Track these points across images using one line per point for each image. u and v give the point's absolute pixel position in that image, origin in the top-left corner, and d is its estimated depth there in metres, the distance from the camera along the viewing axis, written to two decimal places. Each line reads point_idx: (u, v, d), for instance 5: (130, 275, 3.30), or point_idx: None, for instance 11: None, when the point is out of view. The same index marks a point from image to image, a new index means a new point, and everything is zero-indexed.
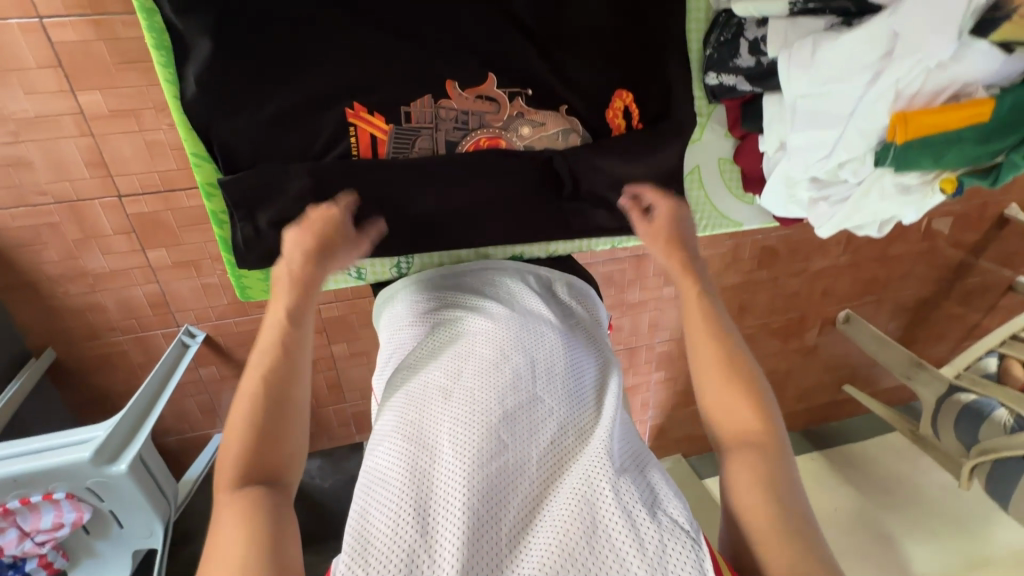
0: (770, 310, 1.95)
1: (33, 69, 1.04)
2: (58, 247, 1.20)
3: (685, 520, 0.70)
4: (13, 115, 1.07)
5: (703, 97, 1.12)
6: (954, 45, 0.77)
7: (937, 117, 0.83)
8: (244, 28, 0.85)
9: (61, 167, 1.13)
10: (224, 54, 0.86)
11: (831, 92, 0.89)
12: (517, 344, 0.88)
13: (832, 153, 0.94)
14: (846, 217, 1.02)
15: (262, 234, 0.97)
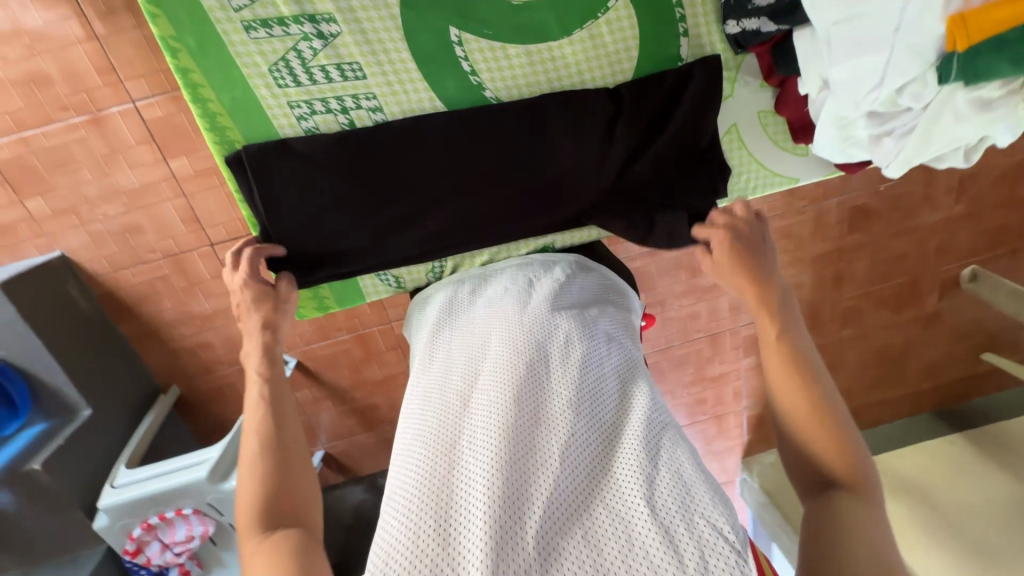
0: (872, 278, 1.73)
1: (134, 147, 1.22)
2: (171, 296, 1.38)
3: (729, 529, 0.64)
4: (123, 188, 1.25)
5: (726, 49, 1.05)
6: None
7: (1003, 9, 0.66)
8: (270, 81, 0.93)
9: (164, 227, 1.30)
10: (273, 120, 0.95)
11: (866, 11, 0.77)
12: (541, 347, 0.84)
13: (882, 81, 0.80)
14: (910, 158, 0.88)
15: (316, 259, 1.02)
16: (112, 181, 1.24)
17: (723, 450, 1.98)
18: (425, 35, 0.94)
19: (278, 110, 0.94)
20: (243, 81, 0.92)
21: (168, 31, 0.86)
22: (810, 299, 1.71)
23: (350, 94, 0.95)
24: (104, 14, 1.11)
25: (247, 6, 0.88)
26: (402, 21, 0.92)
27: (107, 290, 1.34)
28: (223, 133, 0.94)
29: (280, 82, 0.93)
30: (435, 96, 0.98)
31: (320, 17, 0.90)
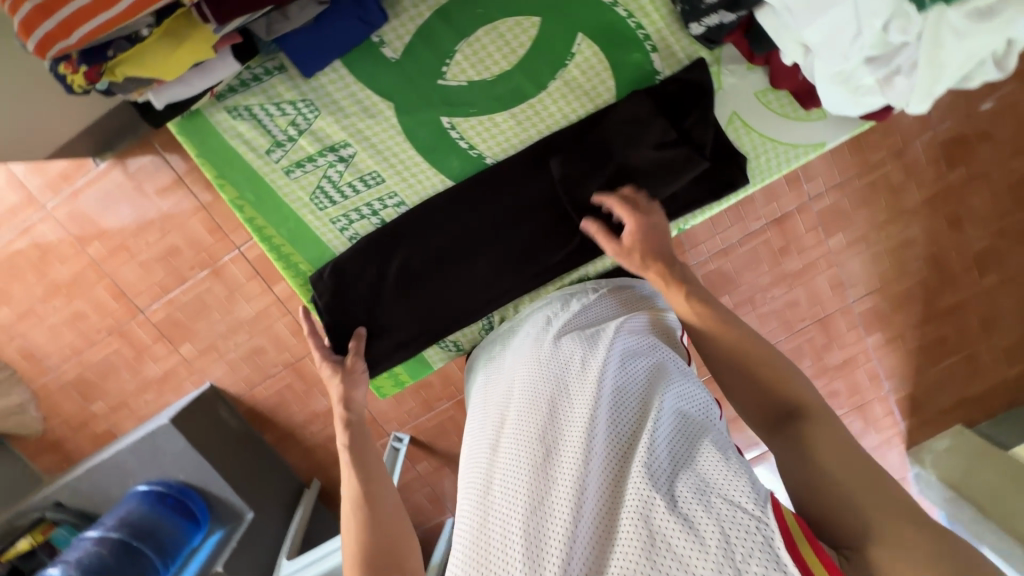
0: (1004, 210, 1.48)
1: (246, 283, 1.46)
2: (296, 400, 1.58)
3: (747, 499, 0.62)
4: (245, 319, 1.50)
5: (696, 46, 0.97)
6: None
7: None
8: (308, 212, 1.03)
9: (281, 342, 1.52)
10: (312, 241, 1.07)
11: None
12: (552, 374, 0.87)
13: (862, 29, 0.74)
14: (931, 89, 0.80)
15: (383, 348, 1.13)
16: (236, 314, 1.49)
17: (879, 445, 1.72)
18: (423, 130, 0.98)
19: (326, 229, 1.06)
20: (295, 212, 1.04)
21: (233, 192, 1.00)
22: (929, 253, 1.51)
23: (376, 199, 1.04)
24: (206, 185, 1.38)
25: (283, 154, 0.97)
26: (400, 128, 0.97)
27: (248, 406, 1.58)
28: (288, 260, 1.07)
29: (320, 205, 1.04)
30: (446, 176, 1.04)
31: (338, 145, 0.98)
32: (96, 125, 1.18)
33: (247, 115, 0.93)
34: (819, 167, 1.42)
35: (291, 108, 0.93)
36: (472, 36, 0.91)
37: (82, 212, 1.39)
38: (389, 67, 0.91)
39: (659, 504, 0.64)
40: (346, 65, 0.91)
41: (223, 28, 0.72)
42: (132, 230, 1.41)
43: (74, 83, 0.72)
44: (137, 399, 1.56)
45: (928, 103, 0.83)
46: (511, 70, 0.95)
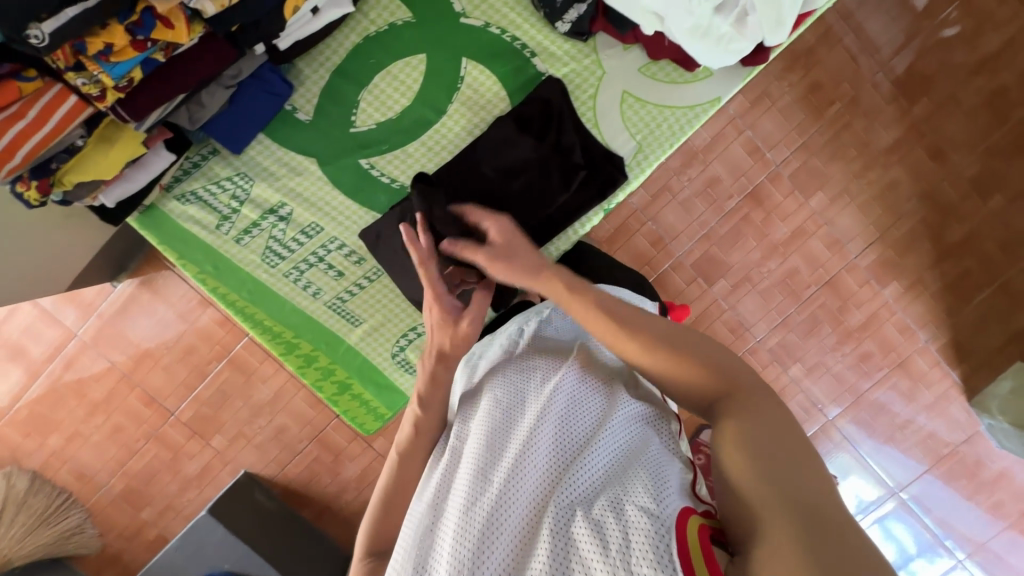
0: (985, 128, 1.42)
1: (260, 365, 1.55)
2: (326, 471, 1.61)
3: (659, 512, 0.58)
4: (265, 400, 1.57)
5: (571, 46, 0.96)
6: None
7: None
8: (257, 271, 1.02)
9: (301, 416, 1.58)
10: (250, 283, 1.02)
11: None
12: (510, 382, 0.78)
13: None
14: (780, 16, 0.82)
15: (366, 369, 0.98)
16: (256, 397, 1.57)
17: (938, 403, 1.57)
18: (348, 176, 0.98)
19: (281, 286, 1.03)
20: (250, 275, 1.02)
21: (195, 267, 1.00)
22: (918, 190, 1.45)
23: (321, 246, 1.01)
24: None
25: (230, 225, 0.98)
26: (329, 177, 0.97)
27: (283, 486, 1.62)
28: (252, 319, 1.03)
29: (272, 261, 1.01)
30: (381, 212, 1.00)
31: (276, 207, 0.97)
32: (106, 249, 1.33)
33: (194, 199, 0.96)
34: (777, 133, 1.43)
35: (229, 183, 0.95)
36: (370, 83, 0.94)
37: (109, 331, 1.53)
38: (303, 128, 0.94)
39: (575, 521, 0.60)
40: (269, 135, 0.94)
41: (143, 124, 0.80)
42: (153, 338, 1.53)
43: (30, 198, 0.79)
44: (181, 499, 1.62)
45: (784, 33, 0.85)
46: (410, 104, 0.95)
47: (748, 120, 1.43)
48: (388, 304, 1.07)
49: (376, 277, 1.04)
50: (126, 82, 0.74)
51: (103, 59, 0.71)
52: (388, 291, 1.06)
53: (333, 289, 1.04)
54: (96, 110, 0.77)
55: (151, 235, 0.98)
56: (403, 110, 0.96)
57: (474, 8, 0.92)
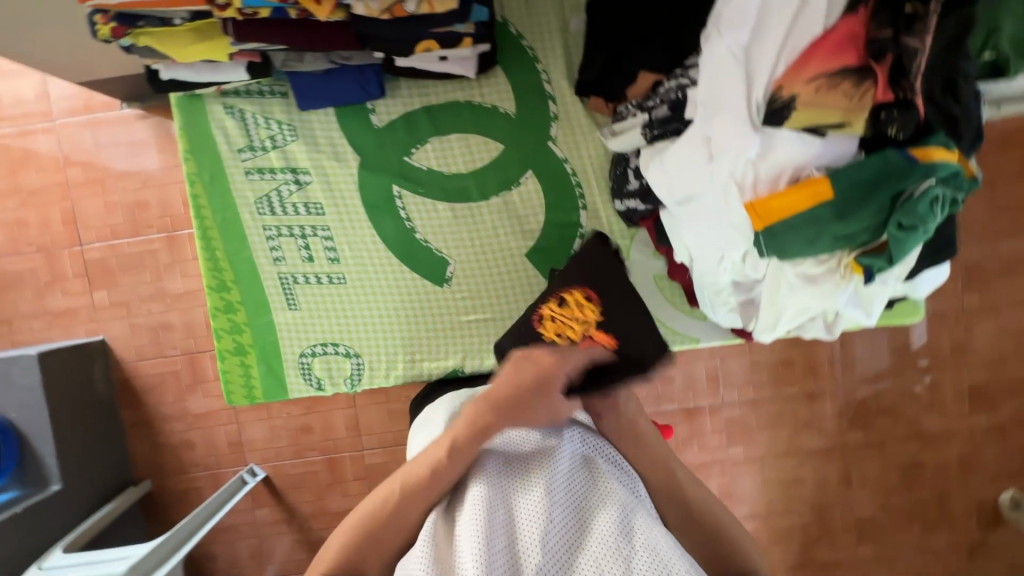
0: (889, 485, 1.55)
1: (190, 260, 1.50)
2: (174, 389, 1.53)
3: None
4: (171, 292, 1.50)
5: (616, 222, 1.03)
6: (755, 137, 0.64)
7: (782, 200, 0.63)
8: (241, 205, 0.98)
9: (191, 328, 1.51)
10: (229, 210, 0.98)
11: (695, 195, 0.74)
12: (515, 424, 0.78)
13: (724, 257, 0.77)
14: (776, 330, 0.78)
15: None
16: (165, 285, 1.50)
17: None
18: (374, 189, 0.99)
19: (252, 233, 0.99)
20: (235, 209, 0.99)
21: (192, 169, 0.97)
22: (815, 499, 1.55)
23: (312, 226, 0.99)
24: None
25: (250, 157, 0.98)
26: (357, 180, 0.99)
27: (125, 375, 1.52)
28: (207, 243, 0.98)
29: (261, 210, 0.99)
30: (376, 235, 1.00)
31: (301, 168, 0.98)
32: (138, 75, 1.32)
33: (237, 116, 0.97)
34: (737, 378, 1.52)
35: (276, 125, 0.97)
36: (445, 136, 0.99)
37: (83, 137, 1.47)
38: (370, 130, 0.98)
39: None
40: (339, 116, 0.97)
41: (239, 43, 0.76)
42: (115, 170, 1.48)
43: (99, 32, 0.73)
44: (23, 323, 1.50)
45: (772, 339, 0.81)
46: (466, 174, 1.00)
47: (722, 352, 1.51)
48: (329, 308, 1.00)
49: (338, 279, 1.00)
50: (252, 14, 0.72)
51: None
52: (337, 298, 1.00)
53: (293, 265, 0.99)
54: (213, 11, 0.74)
55: (184, 121, 0.96)
56: (457, 174, 1.00)
57: (565, 143, 1.01)
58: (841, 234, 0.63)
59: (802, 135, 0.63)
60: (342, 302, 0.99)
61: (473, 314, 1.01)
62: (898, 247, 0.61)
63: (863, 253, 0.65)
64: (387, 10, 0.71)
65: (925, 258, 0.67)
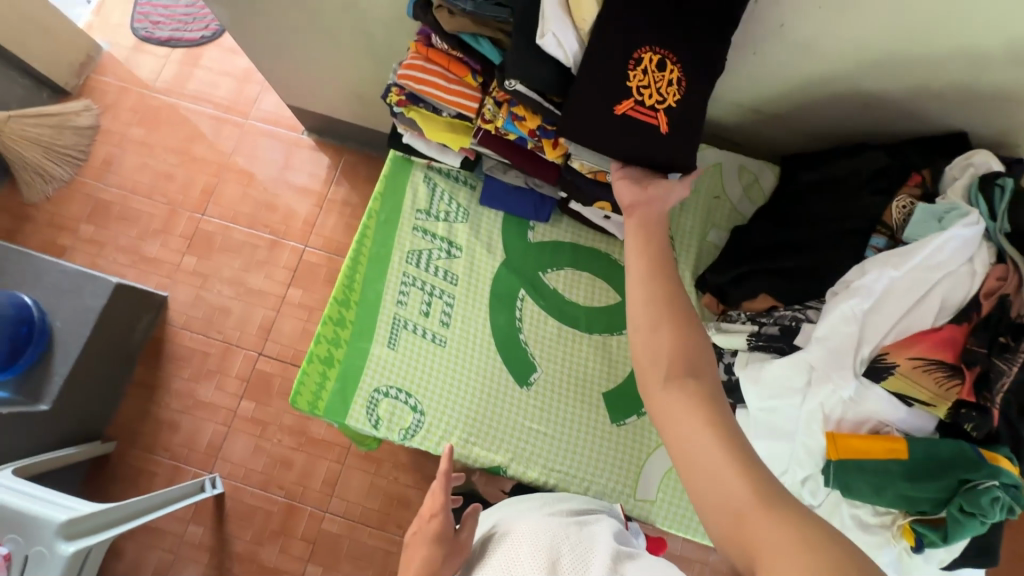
0: None
1: (279, 267, 1.63)
2: (194, 369, 1.56)
3: None
4: (247, 284, 1.62)
5: None
6: (852, 383, 0.63)
7: (860, 441, 0.63)
8: (395, 246, 0.92)
9: (244, 322, 1.59)
10: (380, 247, 0.92)
11: (781, 408, 0.69)
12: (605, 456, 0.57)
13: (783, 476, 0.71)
14: None
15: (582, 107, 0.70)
16: (246, 276, 1.62)
17: None
18: (500, 284, 0.92)
19: (392, 276, 0.91)
20: (388, 249, 0.92)
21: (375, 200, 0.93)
22: None
23: (444, 288, 0.91)
24: (337, 202, 1.69)
25: (424, 216, 0.94)
26: (496, 274, 0.92)
27: (162, 337, 1.57)
28: (353, 269, 0.90)
29: (410, 263, 0.92)
30: (491, 328, 0.89)
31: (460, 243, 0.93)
32: (333, 119, 1.60)
33: (431, 181, 0.95)
34: None
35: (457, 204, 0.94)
36: (578, 266, 0.93)
37: (257, 139, 1.74)
38: (522, 242, 0.93)
39: None
40: (504, 220, 0.94)
41: (477, 147, 0.84)
42: (266, 173, 1.71)
43: (390, 98, 0.82)
44: (114, 254, 1.63)
45: None
46: (580, 306, 0.91)
47: None
48: (418, 372, 0.88)
49: (445, 348, 0.89)
50: (503, 133, 0.80)
51: (511, 118, 0.77)
52: (434, 364, 0.88)
53: (411, 314, 0.89)
54: (470, 118, 0.82)
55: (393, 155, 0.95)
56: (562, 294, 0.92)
57: None
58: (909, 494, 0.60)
59: (894, 399, 0.63)
60: (437, 373, 0.87)
61: (543, 426, 0.86)
62: (954, 529, 0.58)
63: (918, 520, 0.62)
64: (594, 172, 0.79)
65: (967, 554, 0.65)
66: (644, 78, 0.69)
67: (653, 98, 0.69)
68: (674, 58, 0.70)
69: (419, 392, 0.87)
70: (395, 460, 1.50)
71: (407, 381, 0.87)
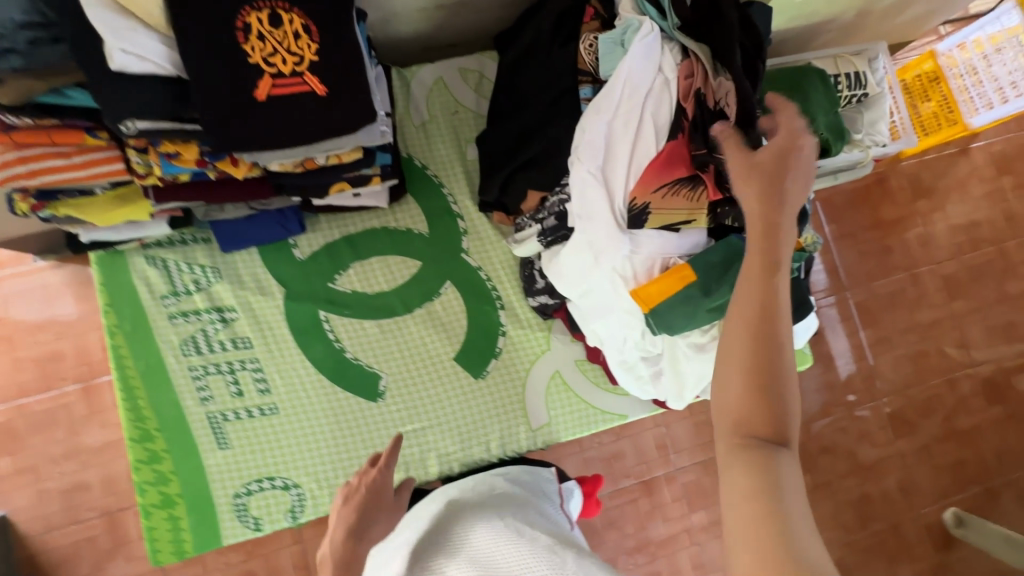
0: (845, 524, 1.62)
1: (109, 408, 1.41)
2: (91, 559, 1.36)
3: None
4: (87, 446, 1.39)
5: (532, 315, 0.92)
6: (624, 239, 0.68)
7: (658, 284, 0.67)
8: (165, 352, 0.84)
9: (111, 483, 1.39)
10: (148, 362, 0.83)
11: (592, 287, 0.74)
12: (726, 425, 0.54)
13: (627, 341, 0.76)
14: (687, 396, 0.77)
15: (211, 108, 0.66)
16: (81, 439, 1.39)
17: None
18: (295, 319, 0.87)
19: (179, 381, 0.84)
20: (160, 357, 0.84)
21: (113, 319, 0.84)
22: None
23: (239, 360, 0.85)
24: None
25: (175, 303, 0.85)
26: (284, 313, 0.87)
27: (30, 553, 1.35)
28: (133, 402, 0.82)
29: (189, 358, 0.85)
30: (313, 366, 0.86)
31: (227, 308, 0.86)
32: (55, 229, 1.33)
33: (160, 265, 0.86)
34: (684, 441, 1.57)
35: (201, 270, 0.86)
36: (365, 257, 0.90)
37: None
38: (293, 264, 0.88)
39: None
40: (261, 253, 0.88)
41: (158, 206, 0.77)
42: (24, 325, 1.42)
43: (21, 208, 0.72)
44: None
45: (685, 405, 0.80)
46: (385, 292, 0.89)
47: (665, 418, 1.57)
48: (263, 453, 0.84)
49: (277, 414, 0.85)
50: (172, 179, 0.74)
51: (167, 159, 0.72)
52: (276, 433, 0.84)
53: (222, 404, 0.84)
54: (131, 180, 0.76)
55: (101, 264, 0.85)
56: (366, 291, 0.89)
57: (476, 250, 0.93)
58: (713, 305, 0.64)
59: (664, 231, 0.68)
60: (285, 439, 0.84)
61: (416, 424, 0.86)
62: None
63: None
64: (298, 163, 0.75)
65: None
66: (263, 45, 0.67)
67: (286, 63, 0.69)
68: (289, 8, 0.68)
69: (278, 469, 0.84)
70: None
71: (259, 467, 0.84)
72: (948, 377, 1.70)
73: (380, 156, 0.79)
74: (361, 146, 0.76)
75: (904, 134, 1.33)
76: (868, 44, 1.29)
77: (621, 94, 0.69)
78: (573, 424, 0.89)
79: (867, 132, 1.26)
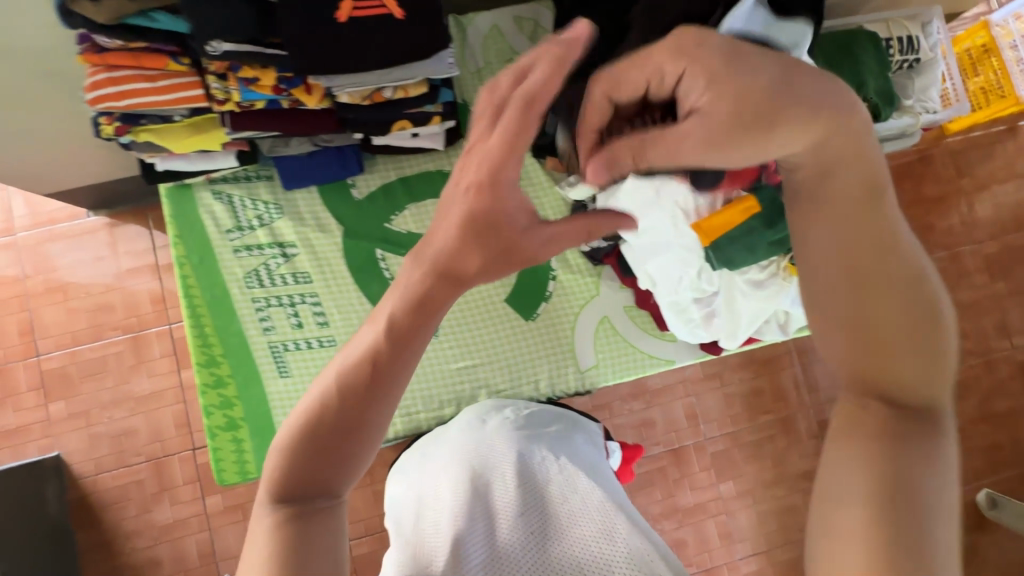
0: None
1: (156, 358, 1.46)
2: (139, 501, 1.42)
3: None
4: (135, 394, 1.45)
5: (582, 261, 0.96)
6: None
7: (723, 215, 0.75)
8: (230, 285, 0.91)
9: (158, 430, 1.44)
10: (213, 294, 0.90)
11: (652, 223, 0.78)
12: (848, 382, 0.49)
13: (684, 278, 0.83)
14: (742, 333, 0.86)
15: (295, 31, 0.70)
16: (129, 387, 1.45)
17: None
18: (354, 256, 0.94)
19: (243, 311, 0.91)
20: (224, 289, 0.91)
21: (181, 251, 0.90)
22: None
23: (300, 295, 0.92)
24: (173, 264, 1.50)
25: (238, 237, 0.92)
26: (342, 249, 0.94)
27: (83, 493, 1.41)
28: (200, 330, 0.89)
29: (252, 290, 0.91)
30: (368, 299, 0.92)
31: (288, 244, 0.93)
32: (108, 183, 1.37)
33: (225, 201, 0.93)
34: (715, 412, 1.58)
35: (264, 207, 0.93)
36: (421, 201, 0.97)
37: (42, 247, 1.47)
38: (352, 203, 0.95)
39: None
40: (321, 192, 0.95)
41: (232, 134, 0.82)
42: (78, 277, 1.47)
43: (103, 130, 0.77)
44: None
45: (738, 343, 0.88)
46: None
47: (695, 388, 1.58)
48: None
49: (333, 345, 0.91)
50: (249, 106, 0.79)
51: (246, 85, 0.77)
52: None
53: (284, 335, 0.90)
54: (208, 108, 0.80)
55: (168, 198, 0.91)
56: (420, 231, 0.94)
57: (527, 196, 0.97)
58: (773, 239, 0.74)
59: None
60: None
61: (465, 358, 0.91)
62: None
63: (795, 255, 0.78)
64: (367, 97, 0.80)
65: None
66: None
67: None
68: None
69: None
70: (384, 461, 1.48)
71: None
72: (986, 359, 1.67)
73: (444, 94, 0.85)
74: (427, 78, 0.80)
75: (956, 103, 1.30)
76: (922, 8, 1.25)
77: (693, 26, 0.76)
78: (617, 365, 0.93)
79: (917, 98, 1.23)
